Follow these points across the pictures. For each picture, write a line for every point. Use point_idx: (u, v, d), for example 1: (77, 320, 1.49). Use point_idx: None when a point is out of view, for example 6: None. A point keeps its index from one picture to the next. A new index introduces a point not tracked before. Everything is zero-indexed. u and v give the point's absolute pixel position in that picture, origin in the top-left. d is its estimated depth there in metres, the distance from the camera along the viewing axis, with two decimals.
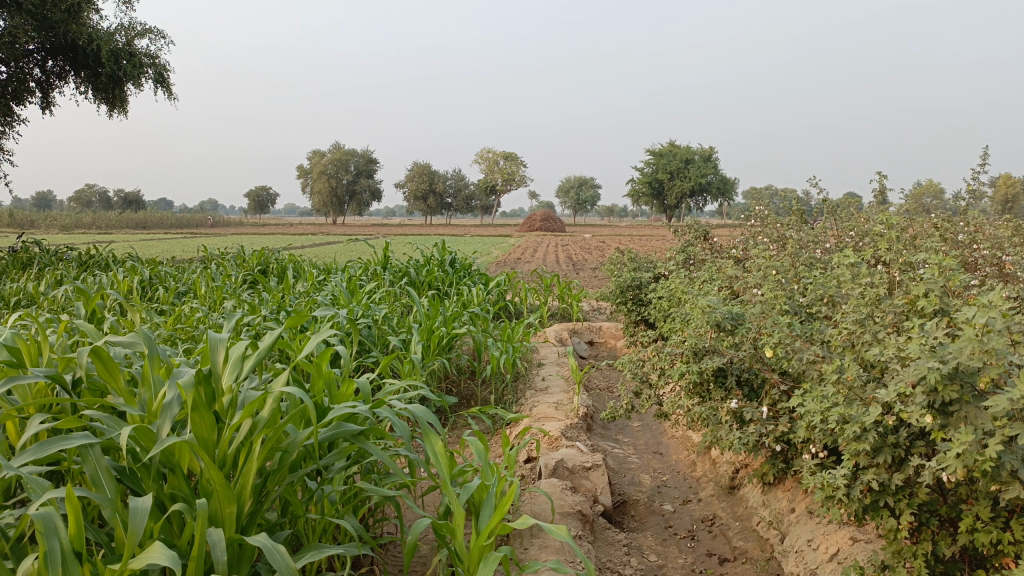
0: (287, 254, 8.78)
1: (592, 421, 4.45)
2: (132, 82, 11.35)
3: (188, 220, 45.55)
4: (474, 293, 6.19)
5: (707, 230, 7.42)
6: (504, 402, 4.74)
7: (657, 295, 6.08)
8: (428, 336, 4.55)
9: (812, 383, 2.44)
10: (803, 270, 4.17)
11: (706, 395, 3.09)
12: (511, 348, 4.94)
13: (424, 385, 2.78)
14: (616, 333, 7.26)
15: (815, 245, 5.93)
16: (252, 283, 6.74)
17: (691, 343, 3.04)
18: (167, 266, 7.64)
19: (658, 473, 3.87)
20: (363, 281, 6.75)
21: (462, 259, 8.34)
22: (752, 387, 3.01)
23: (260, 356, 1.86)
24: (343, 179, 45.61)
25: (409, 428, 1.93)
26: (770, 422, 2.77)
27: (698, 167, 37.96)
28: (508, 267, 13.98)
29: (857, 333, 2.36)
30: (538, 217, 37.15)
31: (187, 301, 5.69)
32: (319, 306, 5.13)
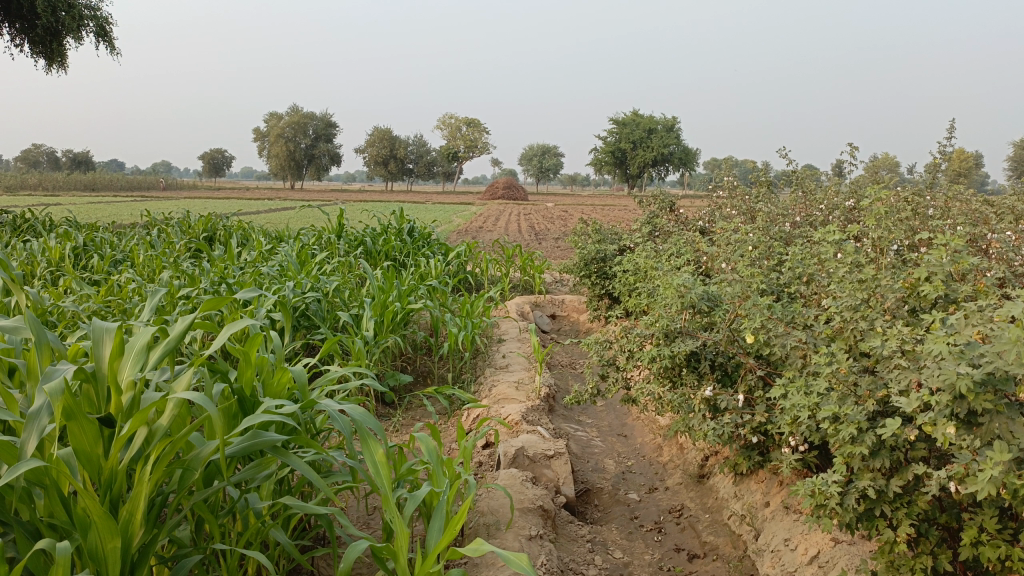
0: (236, 220, 8.38)
1: (554, 402, 4.24)
2: (72, 35, 10.70)
3: (140, 183, 44.15)
4: (432, 265, 5.91)
5: (673, 201, 7.23)
6: (461, 381, 4.51)
7: (622, 268, 5.87)
8: (381, 312, 4.29)
9: (796, 373, 2.24)
10: (777, 245, 3.98)
11: (678, 380, 2.88)
12: (470, 324, 4.69)
13: (371, 370, 2.52)
14: (579, 307, 7.06)
15: (785, 218, 5.76)
16: (197, 252, 6.37)
17: (662, 324, 2.83)
18: (105, 231, 7.21)
19: (623, 458, 3.67)
20: (315, 251, 6.42)
21: (421, 227, 8.04)
22: (727, 372, 2.80)
23: (170, 348, 1.60)
24: (302, 143, 44.53)
25: (348, 427, 1.69)
26: (746, 412, 2.57)
27: (661, 137, 37.80)
28: (470, 236, 13.69)
29: (850, 321, 2.15)
30: (500, 184, 36.81)
31: (124, 271, 5.32)
32: (266, 279, 4.82)
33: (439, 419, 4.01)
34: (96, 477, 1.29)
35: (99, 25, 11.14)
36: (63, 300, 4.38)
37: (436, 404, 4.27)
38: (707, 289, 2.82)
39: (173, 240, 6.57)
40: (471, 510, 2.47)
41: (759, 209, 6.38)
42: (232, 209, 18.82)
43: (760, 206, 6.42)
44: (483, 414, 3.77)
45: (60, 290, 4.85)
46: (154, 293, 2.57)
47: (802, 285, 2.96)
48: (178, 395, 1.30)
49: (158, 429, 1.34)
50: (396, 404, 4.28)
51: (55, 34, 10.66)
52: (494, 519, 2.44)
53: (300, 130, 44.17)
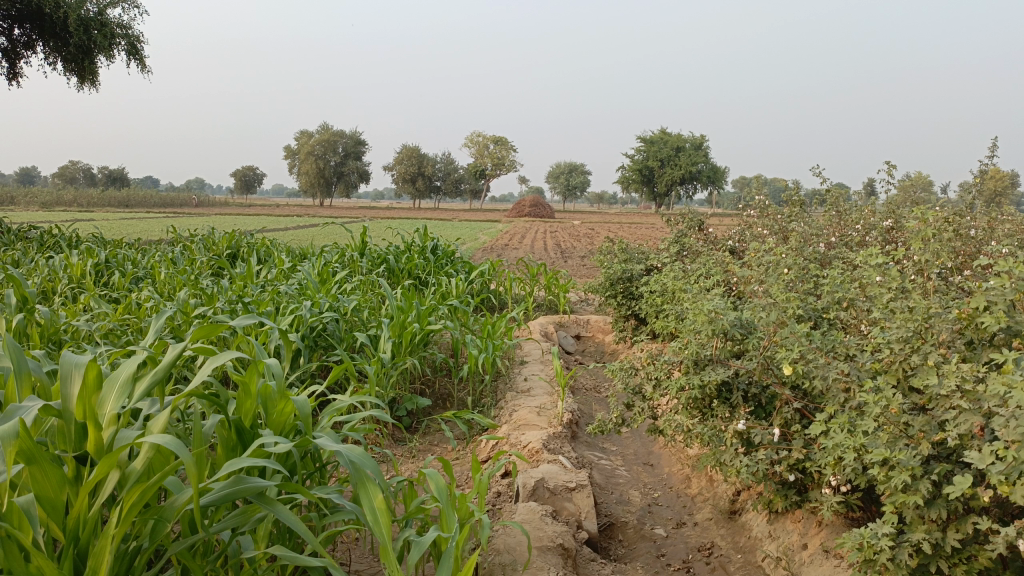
0: (260, 237, 8.35)
1: (577, 429, 4.08)
2: (104, 53, 10.83)
3: (172, 201, 44.82)
4: (453, 284, 5.79)
5: (702, 220, 7.05)
6: (482, 405, 4.36)
7: (649, 289, 5.70)
8: (399, 333, 4.17)
9: (837, 409, 2.09)
10: (813, 267, 3.79)
11: (709, 412, 2.71)
12: (491, 346, 4.55)
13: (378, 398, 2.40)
14: (604, 327, 6.89)
15: (819, 237, 5.56)
16: (219, 269, 6.31)
17: (692, 351, 2.66)
18: (129, 248, 7.20)
19: (648, 489, 3.50)
20: (337, 269, 6.32)
21: (444, 245, 7.93)
22: (760, 403, 2.63)
23: (156, 381, 1.50)
24: (331, 161, 44.94)
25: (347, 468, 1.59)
26: (782, 447, 2.41)
27: (689, 155, 37.56)
28: (496, 254, 13.60)
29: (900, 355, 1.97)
30: (526, 202, 36.77)
31: (144, 289, 5.27)
32: (284, 298, 4.72)
33: (457, 445, 3.87)
34: (60, 525, 1.20)
35: (130, 43, 11.27)
36: (79, 318, 4.32)
37: (455, 429, 4.13)
38: (740, 314, 2.65)
39: (195, 257, 6.52)
40: (485, 548, 2.31)
41: (792, 229, 6.19)
42: (261, 226, 18.95)
43: (793, 226, 6.22)
44: (503, 441, 3.63)
45: (77, 307, 4.81)
46: (158, 317, 2.49)
47: (842, 310, 2.78)
48: (148, 437, 1.21)
49: (131, 472, 1.26)
50: (413, 428, 4.15)
51: (87, 53, 10.80)
52: (510, 559, 2.28)
53: (329, 148, 44.55)
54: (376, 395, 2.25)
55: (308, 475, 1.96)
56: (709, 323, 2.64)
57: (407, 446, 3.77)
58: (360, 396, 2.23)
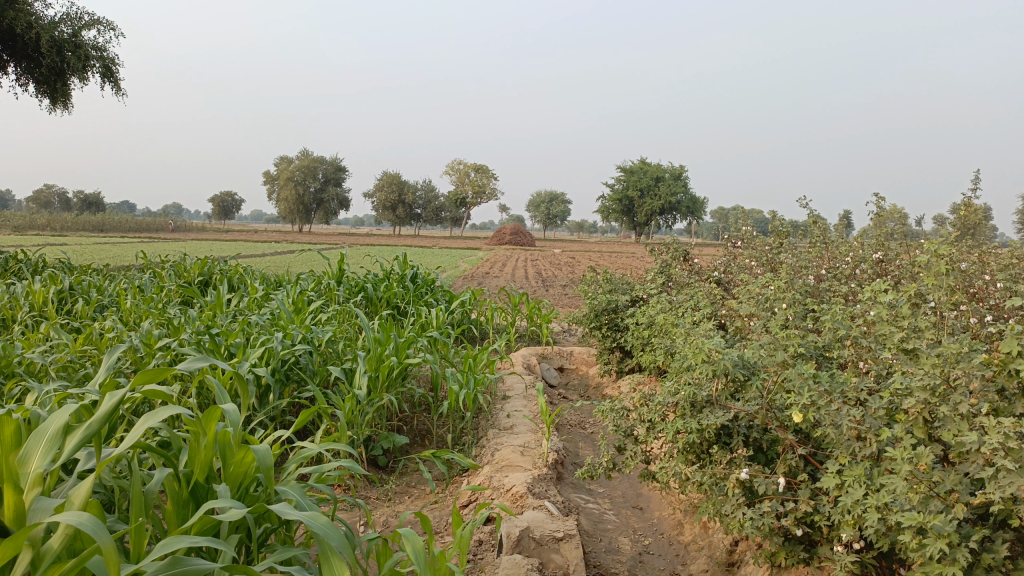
0: (234, 264, 8.11)
1: (563, 469, 3.89)
2: (78, 75, 10.62)
3: (148, 225, 44.26)
4: (433, 314, 5.60)
5: (687, 250, 6.93)
6: (462, 443, 4.15)
7: (635, 320, 5.55)
8: (376, 366, 3.96)
9: (850, 461, 1.95)
10: (808, 302, 3.66)
11: (707, 458, 2.53)
12: (472, 381, 4.36)
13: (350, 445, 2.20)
14: (588, 359, 6.73)
15: (809, 269, 5.45)
16: (189, 297, 6.06)
17: (688, 393, 2.51)
18: (95, 275, 6.93)
19: (638, 535, 3.30)
20: (313, 298, 6.10)
21: (424, 273, 7.74)
22: (762, 450, 2.48)
23: (90, 435, 1.33)
24: (311, 187, 44.72)
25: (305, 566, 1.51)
26: (788, 498, 2.24)
27: (668, 185, 37.79)
28: (476, 283, 13.39)
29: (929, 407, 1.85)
30: (506, 229, 36.74)
31: (107, 318, 5.01)
32: (256, 329, 4.50)
33: (436, 486, 3.66)
34: None
35: (105, 65, 11.05)
36: (34, 349, 4.06)
37: (433, 470, 3.92)
38: (742, 353, 2.49)
39: (164, 284, 6.27)
40: None
41: (780, 261, 6.07)
42: (237, 253, 18.65)
43: (781, 258, 6.10)
44: (485, 484, 3.43)
45: (35, 337, 4.56)
46: (112, 358, 2.32)
47: (848, 350, 2.63)
48: (64, 514, 1.02)
49: (47, 551, 1.07)
50: (389, 468, 3.93)
51: (60, 74, 10.58)
52: None
53: (310, 174, 44.34)
54: (347, 441, 2.07)
55: (270, 532, 1.77)
56: (709, 363, 2.48)
57: (382, 488, 3.56)
58: (328, 443, 2.04)
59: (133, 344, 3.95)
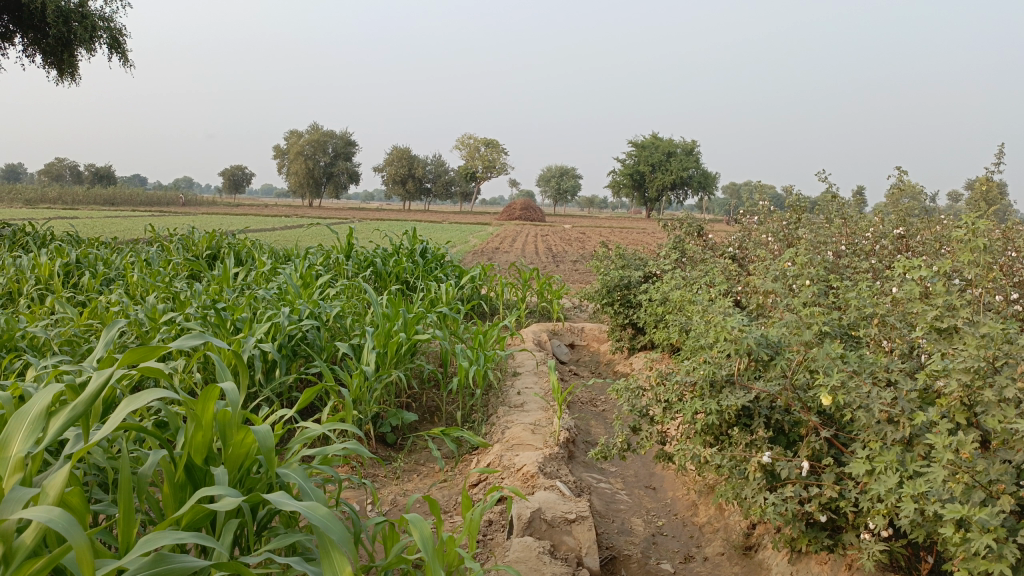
0: (242, 238, 8.04)
1: (575, 448, 3.81)
2: (84, 46, 10.50)
3: (158, 199, 44.28)
4: (443, 289, 5.52)
5: (702, 225, 6.80)
6: (472, 421, 4.08)
7: (649, 297, 5.45)
8: (384, 342, 3.88)
9: (882, 447, 1.87)
10: (829, 279, 3.54)
11: (726, 440, 2.44)
12: (482, 357, 4.28)
13: (356, 427, 2.12)
14: (599, 336, 6.64)
15: (828, 245, 5.33)
16: (197, 271, 5.99)
17: (708, 372, 2.41)
18: (102, 248, 6.87)
19: (652, 516, 3.23)
20: (321, 272, 6.03)
21: (433, 248, 7.64)
22: (783, 433, 2.39)
23: (74, 417, 1.25)
24: (321, 161, 44.56)
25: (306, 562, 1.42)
26: (811, 483, 2.16)
27: (680, 161, 37.42)
28: (487, 258, 13.27)
29: (973, 391, 1.78)
30: (517, 204, 36.57)
31: (113, 292, 4.95)
32: (263, 304, 4.42)
33: (446, 465, 3.60)
34: None
35: (112, 36, 10.93)
36: (39, 323, 4.01)
37: (442, 447, 3.86)
38: (765, 332, 2.39)
39: (171, 258, 6.21)
40: None
41: (798, 237, 5.94)
42: (247, 227, 18.60)
43: (798, 233, 5.96)
44: (495, 463, 3.36)
45: (40, 310, 4.50)
46: (111, 333, 2.24)
47: (874, 329, 2.53)
48: (32, 513, 0.95)
49: (19, 546, 1.01)
50: (398, 446, 3.87)
51: (68, 45, 10.48)
52: None
53: (319, 149, 44.14)
54: (353, 422, 1.99)
55: (272, 516, 1.69)
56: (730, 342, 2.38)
57: (391, 466, 3.51)
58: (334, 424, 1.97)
59: (137, 318, 3.88)
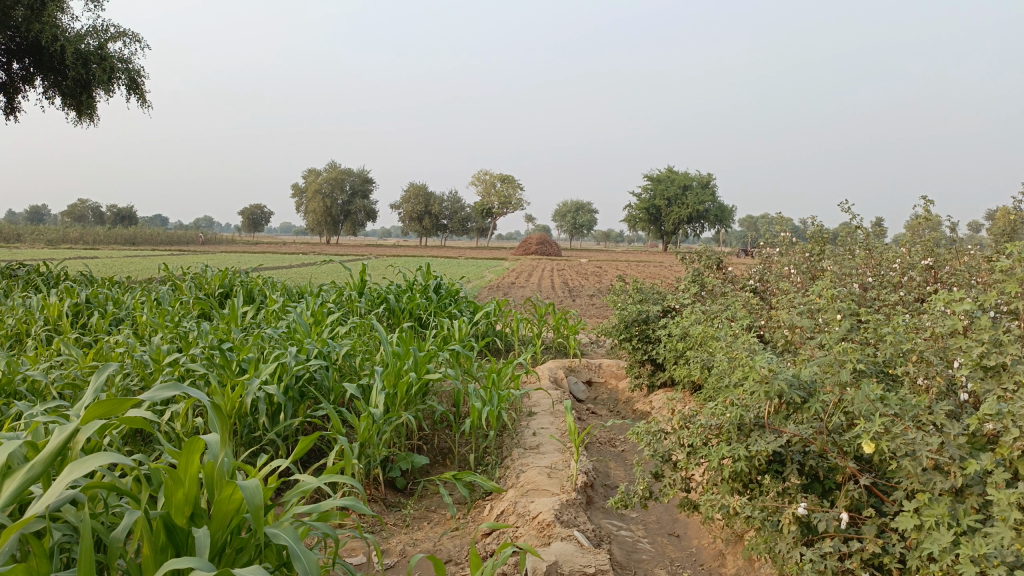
0: (255, 275, 7.97)
1: (593, 492, 3.64)
2: (103, 87, 10.60)
3: (178, 238, 44.72)
4: (456, 326, 5.39)
5: (721, 258, 6.64)
6: (485, 464, 3.91)
7: (668, 332, 5.28)
8: (394, 383, 3.73)
9: (935, 500, 1.69)
10: (858, 313, 3.38)
11: (756, 489, 2.27)
12: (496, 397, 4.13)
13: (356, 477, 1.98)
14: (618, 373, 6.47)
15: (853, 277, 5.16)
16: (207, 309, 5.91)
17: (736, 415, 2.25)
18: (114, 287, 6.80)
19: (677, 566, 3.04)
20: (333, 309, 5.93)
21: (447, 283, 7.52)
22: (818, 481, 2.22)
23: (30, 479, 1.20)
24: (338, 198, 44.94)
25: None
26: (852, 537, 1.98)
27: (696, 194, 37.30)
28: (503, 293, 13.14)
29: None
30: (533, 239, 36.54)
31: (121, 332, 4.86)
32: (271, 343, 4.30)
33: (458, 511, 3.44)
34: None
35: (130, 78, 11.05)
36: (41, 365, 3.91)
37: (455, 492, 3.69)
38: (798, 372, 2.23)
39: (182, 297, 6.13)
40: None
41: (822, 269, 5.76)
42: (263, 265, 18.63)
43: (822, 265, 5.79)
44: (509, 510, 3.19)
45: (45, 352, 4.41)
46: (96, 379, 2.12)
47: (913, 367, 2.36)
48: None
49: None
50: (409, 491, 3.71)
51: (86, 87, 10.60)
52: None
53: (337, 186, 44.52)
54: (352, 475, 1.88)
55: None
56: (759, 384, 2.21)
57: (400, 514, 3.35)
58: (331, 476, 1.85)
59: (141, 360, 3.78)
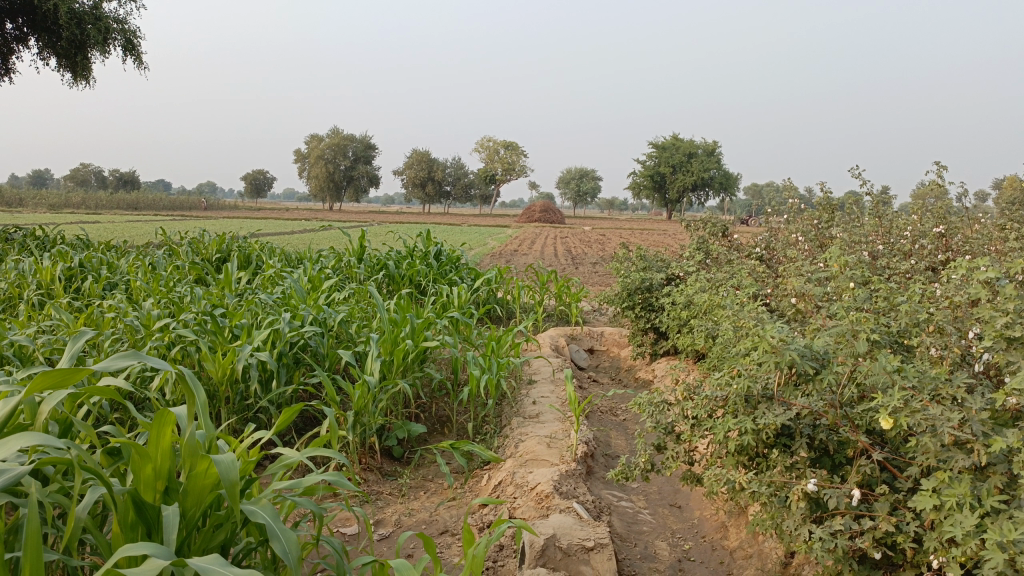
0: (253, 240, 7.85)
1: (594, 462, 3.57)
2: (98, 48, 10.39)
3: (180, 203, 44.53)
4: (456, 293, 5.29)
5: (727, 225, 6.51)
6: (484, 433, 3.84)
7: (672, 300, 5.18)
8: (390, 350, 3.64)
9: (956, 478, 1.60)
10: (869, 281, 3.27)
11: (762, 464, 2.18)
12: (496, 365, 4.04)
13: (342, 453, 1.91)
14: (620, 341, 6.38)
15: (863, 245, 5.03)
16: (203, 274, 5.80)
17: (744, 387, 2.15)
18: (109, 252, 6.70)
19: (678, 538, 2.97)
20: (331, 275, 5.83)
21: (447, 250, 7.41)
22: (829, 455, 2.14)
23: None
24: (340, 164, 44.63)
25: None
26: (863, 514, 1.90)
27: (701, 162, 36.93)
28: (504, 261, 13.03)
29: None
30: (536, 206, 36.27)
31: (113, 297, 4.77)
32: (266, 310, 4.20)
33: (455, 481, 3.37)
34: None
35: (126, 39, 10.83)
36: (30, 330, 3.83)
37: (452, 461, 3.62)
38: (811, 342, 2.12)
39: (177, 261, 6.02)
40: None
41: (830, 237, 5.63)
42: (264, 231, 18.51)
43: (831, 232, 5.65)
44: (507, 480, 3.11)
45: (35, 317, 4.33)
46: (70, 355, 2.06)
47: (929, 337, 2.25)
48: None
49: None
50: (405, 460, 3.64)
51: (81, 47, 10.38)
52: None
53: (339, 152, 44.19)
54: (336, 446, 1.83)
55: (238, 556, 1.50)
56: (770, 355, 2.10)
57: (397, 483, 3.29)
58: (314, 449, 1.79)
59: (131, 326, 3.69)
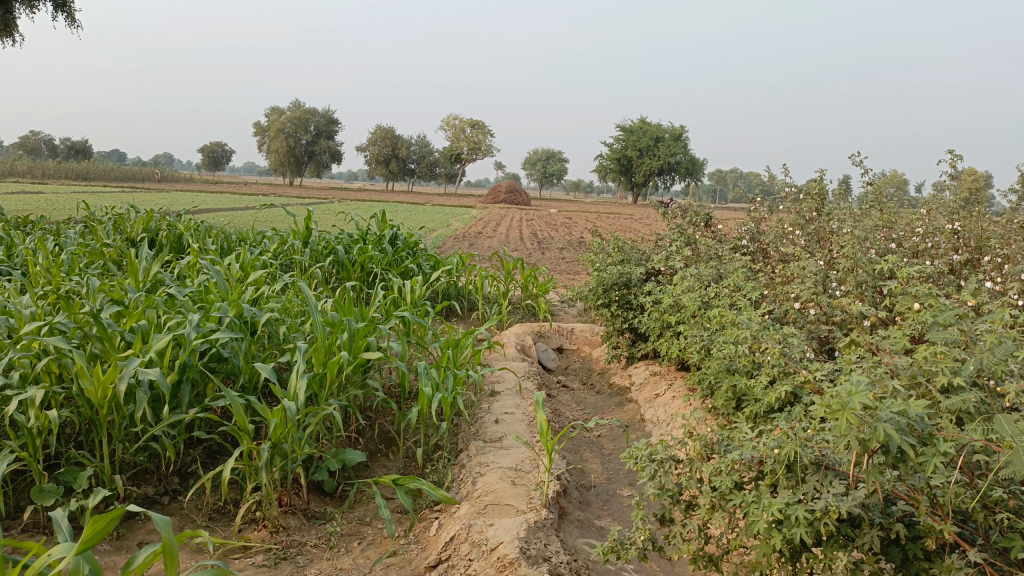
0: (189, 217, 7.05)
1: (567, 502, 2.96)
2: (23, 1, 9.40)
3: (133, 175, 42.74)
4: (410, 287, 4.61)
5: (710, 214, 5.91)
6: (436, 461, 3.20)
7: (653, 300, 4.57)
8: (322, 362, 2.95)
9: None
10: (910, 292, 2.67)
11: (811, 556, 1.60)
12: (452, 380, 3.39)
13: None
14: (592, 339, 5.77)
15: (870, 242, 4.46)
16: (120, 259, 5.04)
17: (790, 457, 1.57)
18: (15, 229, 5.86)
19: None
20: (267, 261, 5.10)
21: (404, 233, 6.69)
22: (906, 548, 1.56)
23: None
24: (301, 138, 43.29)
25: None
26: None
27: (668, 146, 36.50)
28: (468, 244, 12.35)
29: None
30: (502, 186, 35.48)
31: (0, 287, 4.00)
32: (178, 307, 3.49)
33: (397, 528, 2.73)
34: None
35: None
36: None
37: (395, 499, 3.00)
38: (911, 409, 1.44)
39: (91, 242, 5.24)
40: None
41: (829, 231, 5.06)
42: (213, 206, 17.50)
43: (829, 226, 5.09)
44: (462, 536, 2.48)
45: None
46: None
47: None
48: None
49: None
50: (340, 496, 2.99)
51: (2, 0, 9.40)
52: None
53: (300, 126, 42.75)
54: None
55: None
56: (850, 428, 1.43)
57: (326, 533, 2.65)
58: None
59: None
